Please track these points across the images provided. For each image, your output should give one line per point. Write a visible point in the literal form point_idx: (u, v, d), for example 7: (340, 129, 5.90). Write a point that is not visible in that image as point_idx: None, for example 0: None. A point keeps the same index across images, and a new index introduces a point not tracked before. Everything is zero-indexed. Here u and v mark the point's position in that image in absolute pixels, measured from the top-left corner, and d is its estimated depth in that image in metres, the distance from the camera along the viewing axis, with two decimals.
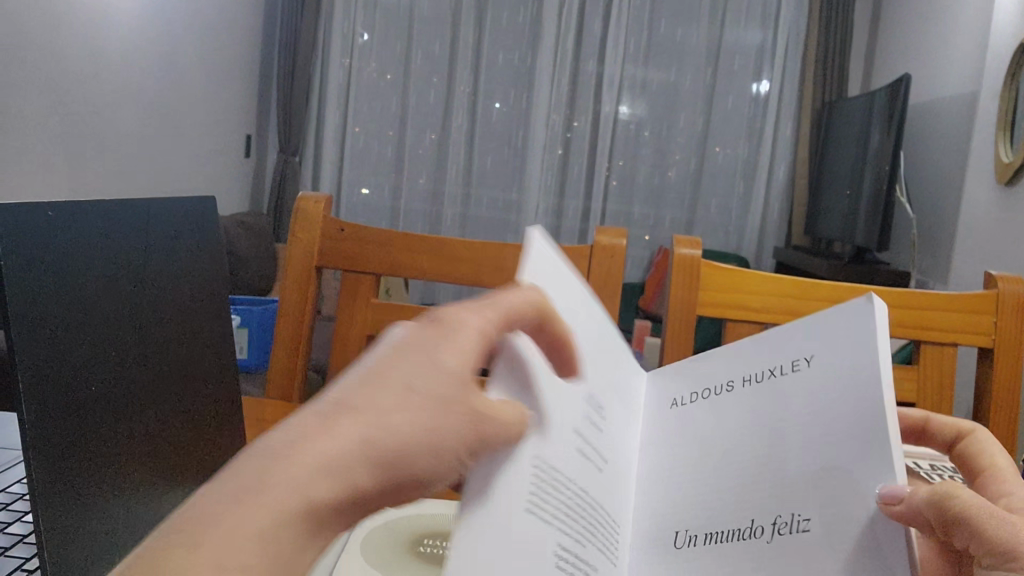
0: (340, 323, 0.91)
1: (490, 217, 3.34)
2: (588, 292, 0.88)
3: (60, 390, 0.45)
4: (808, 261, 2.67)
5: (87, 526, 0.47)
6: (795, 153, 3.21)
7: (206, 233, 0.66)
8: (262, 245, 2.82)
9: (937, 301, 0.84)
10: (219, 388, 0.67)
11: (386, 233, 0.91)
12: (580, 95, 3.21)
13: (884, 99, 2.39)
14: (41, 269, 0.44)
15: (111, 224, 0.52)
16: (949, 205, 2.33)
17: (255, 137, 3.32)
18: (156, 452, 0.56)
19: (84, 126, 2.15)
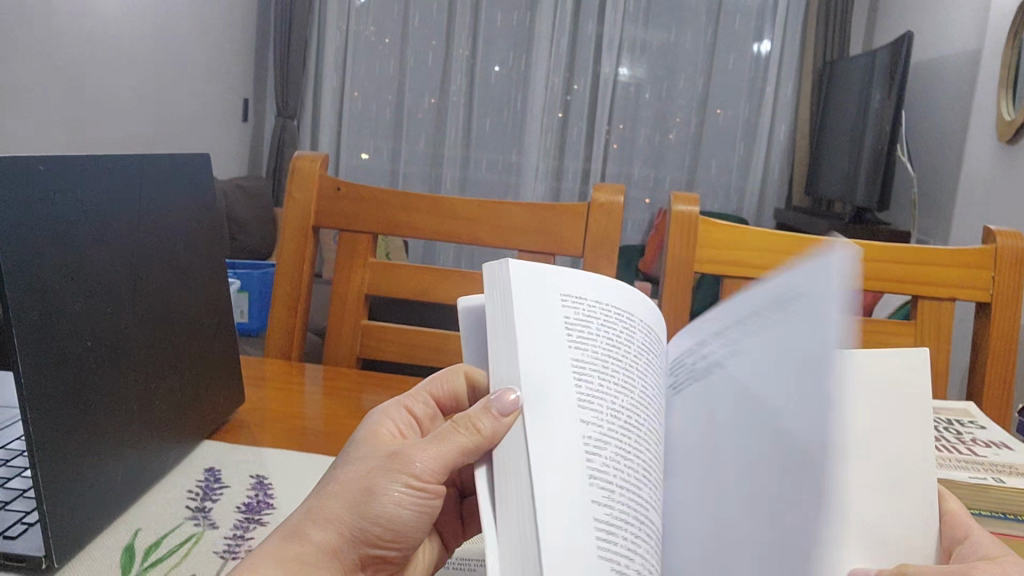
0: (338, 283, 0.91)
1: (489, 179, 3.33)
2: (584, 249, 0.87)
3: (56, 341, 0.45)
4: (808, 222, 2.67)
5: (85, 478, 0.47)
6: (796, 113, 3.19)
7: (198, 186, 0.65)
8: (263, 210, 2.82)
9: (934, 256, 0.84)
10: (215, 346, 0.67)
11: (383, 192, 0.90)
12: (580, 57, 3.18)
13: (886, 58, 2.37)
14: (30, 218, 0.44)
15: (100, 172, 0.51)
16: (950, 164, 2.32)
17: (252, 101, 3.30)
18: (153, 405, 0.56)
19: (79, 90, 2.13)
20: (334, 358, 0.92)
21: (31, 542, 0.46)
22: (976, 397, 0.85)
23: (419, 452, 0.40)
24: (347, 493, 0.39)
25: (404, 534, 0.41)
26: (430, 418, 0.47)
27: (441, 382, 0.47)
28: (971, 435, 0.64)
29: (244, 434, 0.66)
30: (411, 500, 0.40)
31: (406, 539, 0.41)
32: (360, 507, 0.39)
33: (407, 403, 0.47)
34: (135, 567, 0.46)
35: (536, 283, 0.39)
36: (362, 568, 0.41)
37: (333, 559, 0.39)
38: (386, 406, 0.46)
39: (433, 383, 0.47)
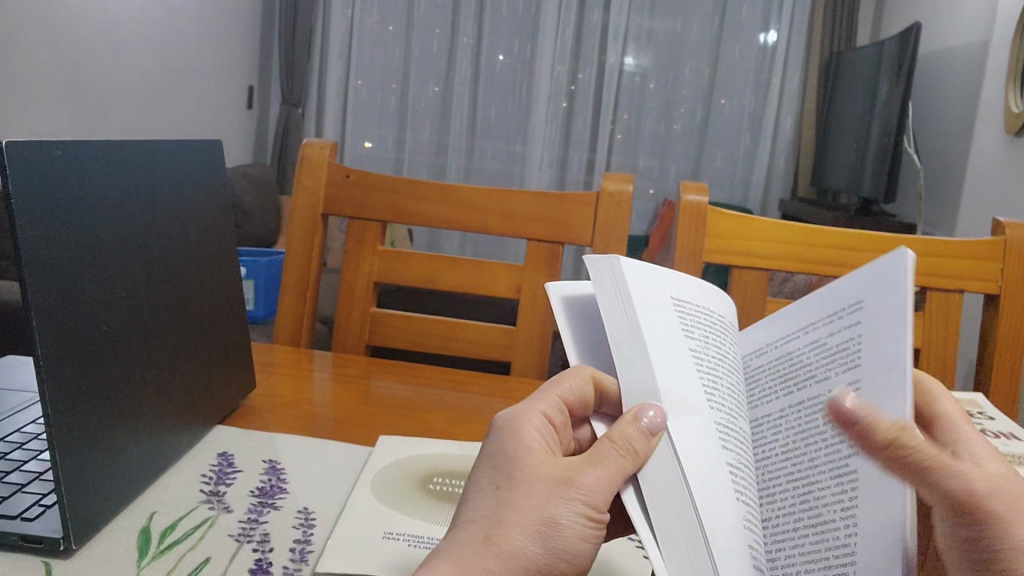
0: (347, 270, 0.91)
1: (493, 169, 3.32)
2: (593, 238, 0.88)
3: (72, 325, 0.46)
4: (814, 212, 2.67)
5: (102, 461, 0.48)
6: (802, 105, 3.18)
7: (211, 174, 0.65)
8: (267, 197, 2.82)
9: (942, 248, 0.84)
10: (227, 332, 0.67)
11: (393, 179, 0.90)
12: (585, 46, 3.17)
13: (893, 48, 2.36)
14: (48, 204, 0.44)
15: (115, 157, 0.51)
16: (956, 154, 2.31)
17: (256, 89, 3.30)
18: (167, 391, 0.56)
19: (85, 76, 2.13)
20: (342, 346, 0.92)
21: (47, 524, 0.46)
22: (985, 388, 0.85)
23: (586, 470, 0.36)
24: (525, 520, 0.35)
25: (580, 562, 0.37)
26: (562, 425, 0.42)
27: (576, 385, 0.41)
28: (980, 426, 0.64)
29: (254, 419, 0.67)
30: (587, 525, 0.36)
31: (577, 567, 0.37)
32: (541, 538, 0.35)
33: (540, 407, 0.40)
34: (150, 550, 0.47)
35: (646, 281, 0.38)
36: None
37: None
38: (515, 413, 0.40)
39: (564, 385, 0.41)
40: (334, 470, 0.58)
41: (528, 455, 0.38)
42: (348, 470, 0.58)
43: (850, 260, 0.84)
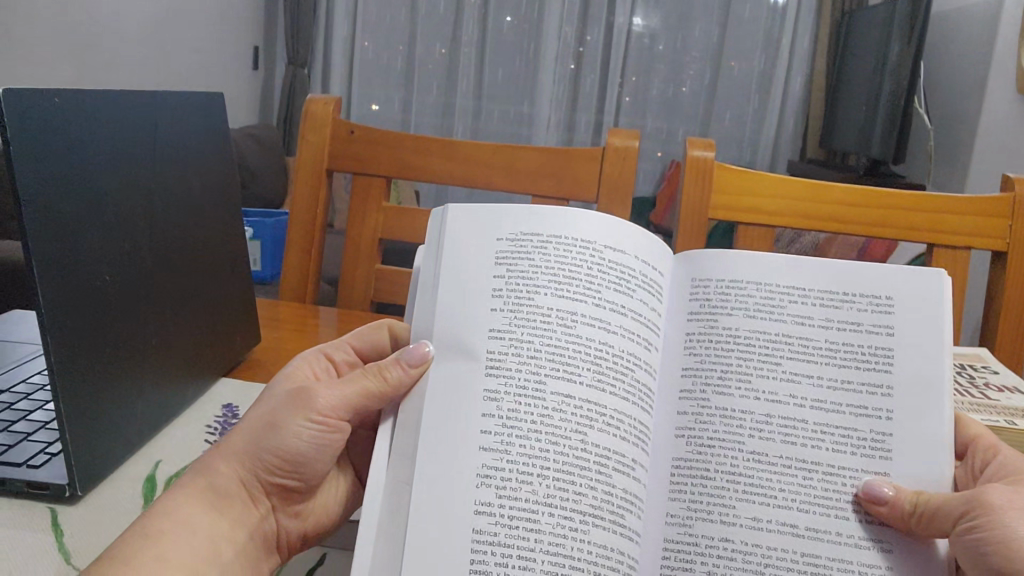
0: (352, 228, 0.91)
1: (500, 130, 3.31)
2: (598, 194, 0.87)
3: (73, 276, 0.46)
4: (823, 174, 2.65)
5: (107, 410, 0.48)
6: (813, 64, 3.13)
7: (213, 128, 0.65)
8: (273, 157, 2.81)
9: (949, 204, 0.83)
10: (231, 286, 0.67)
11: (397, 135, 0.90)
12: (594, 7, 3.12)
13: (906, 7, 2.32)
14: (47, 156, 0.44)
15: (116, 109, 0.51)
16: (967, 116, 2.28)
17: (261, 50, 3.28)
18: (171, 344, 0.56)
19: (89, 37, 2.11)
20: (347, 302, 0.93)
21: (54, 471, 0.46)
22: (990, 345, 0.85)
23: (322, 391, 0.47)
24: (259, 427, 0.47)
25: (308, 466, 0.48)
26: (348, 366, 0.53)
27: (366, 335, 0.54)
28: (984, 379, 0.64)
29: (260, 372, 0.67)
30: (313, 434, 0.47)
31: (307, 471, 0.49)
32: (262, 440, 0.47)
33: (328, 351, 0.53)
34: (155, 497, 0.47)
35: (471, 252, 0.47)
36: (267, 495, 0.48)
37: (241, 482, 0.47)
38: (307, 353, 0.52)
39: (357, 336, 0.54)
40: None
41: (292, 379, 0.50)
42: None
43: (856, 216, 0.83)
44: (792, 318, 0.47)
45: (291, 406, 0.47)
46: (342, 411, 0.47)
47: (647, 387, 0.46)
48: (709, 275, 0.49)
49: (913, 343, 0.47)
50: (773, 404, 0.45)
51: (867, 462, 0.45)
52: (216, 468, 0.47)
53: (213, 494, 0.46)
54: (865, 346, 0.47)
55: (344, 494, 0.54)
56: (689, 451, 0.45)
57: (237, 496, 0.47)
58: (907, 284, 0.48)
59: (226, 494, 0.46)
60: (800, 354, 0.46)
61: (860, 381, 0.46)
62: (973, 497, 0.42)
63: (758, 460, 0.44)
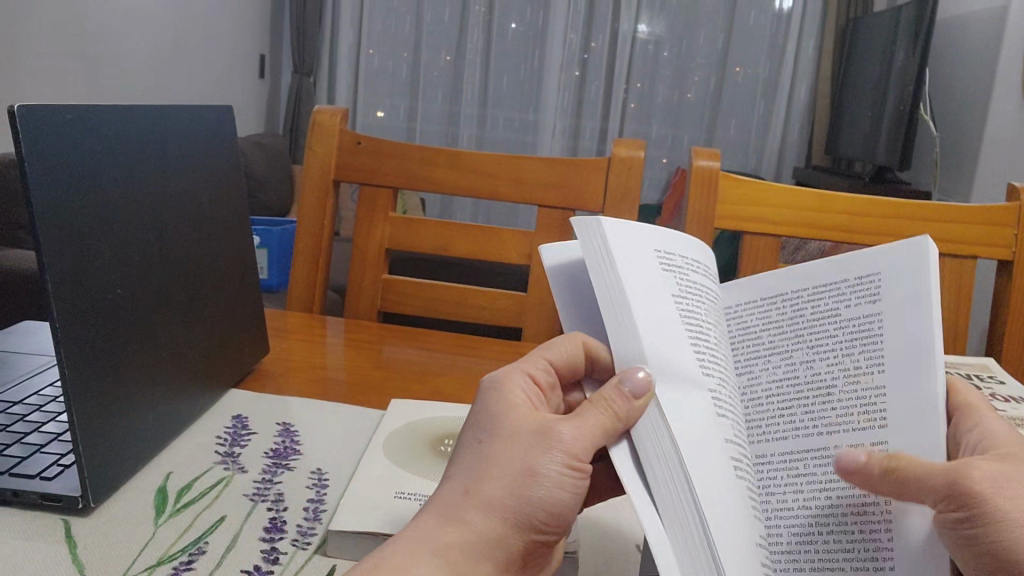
0: (359, 237, 0.92)
1: (506, 137, 3.31)
2: (604, 204, 0.87)
3: (87, 291, 0.46)
4: (829, 181, 2.65)
5: (118, 421, 0.49)
6: (817, 72, 3.14)
7: (222, 141, 0.66)
8: (280, 166, 2.82)
9: (954, 212, 0.83)
10: (240, 301, 0.67)
11: (404, 146, 0.90)
12: (598, 14, 3.13)
13: (911, 13, 2.32)
14: (64, 174, 0.45)
15: (129, 123, 0.52)
16: (972, 122, 2.29)
17: (267, 58, 3.29)
18: (181, 356, 0.57)
19: (96, 47, 2.13)
20: (355, 312, 0.93)
21: (67, 483, 0.47)
22: (995, 353, 0.85)
23: (565, 424, 0.36)
24: (503, 469, 0.35)
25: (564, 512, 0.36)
26: (549, 389, 0.41)
27: (557, 347, 0.41)
28: (990, 390, 0.64)
29: (269, 383, 0.67)
30: (572, 476, 0.35)
31: (563, 517, 0.37)
32: (521, 488, 0.34)
33: (529, 370, 0.41)
34: (168, 508, 0.48)
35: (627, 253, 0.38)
36: (520, 552, 0.36)
37: (500, 546, 0.34)
38: (501, 379, 0.40)
39: (546, 350, 0.41)
40: (348, 439, 0.58)
41: (514, 415, 0.37)
42: (360, 431, 0.59)
43: (861, 226, 0.83)
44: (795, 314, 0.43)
45: (533, 445, 0.36)
46: (591, 448, 0.36)
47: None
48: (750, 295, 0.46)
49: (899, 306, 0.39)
50: (785, 403, 0.41)
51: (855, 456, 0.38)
52: (459, 529, 0.34)
53: (468, 567, 0.33)
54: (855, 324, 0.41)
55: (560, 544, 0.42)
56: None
57: (492, 563, 0.34)
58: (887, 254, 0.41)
59: (483, 563, 0.34)
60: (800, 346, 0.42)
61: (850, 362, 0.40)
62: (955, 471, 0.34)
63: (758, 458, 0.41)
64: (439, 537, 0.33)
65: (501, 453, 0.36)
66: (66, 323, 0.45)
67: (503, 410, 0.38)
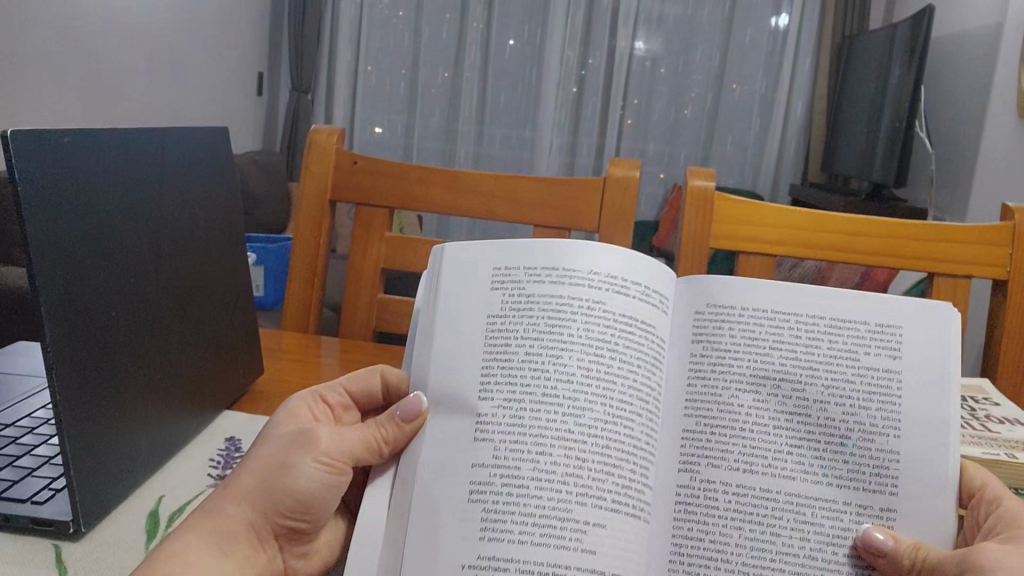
0: (355, 257, 0.92)
1: (503, 154, 3.32)
2: (600, 224, 0.88)
3: (80, 313, 0.46)
4: (825, 198, 2.66)
5: (110, 445, 0.48)
6: (814, 90, 3.15)
7: (218, 162, 0.66)
8: (277, 183, 2.83)
9: (949, 233, 0.83)
10: (234, 321, 0.67)
11: (399, 166, 0.90)
12: (595, 31, 3.15)
13: (907, 32, 2.34)
14: (58, 198, 0.45)
15: (123, 146, 0.52)
16: (967, 140, 2.30)
17: (265, 75, 3.30)
18: (174, 378, 0.57)
19: (94, 64, 2.13)
20: (350, 331, 0.93)
21: (58, 507, 0.47)
22: (990, 373, 0.85)
23: (325, 434, 0.44)
24: (262, 468, 0.43)
25: (319, 508, 0.44)
26: (343, 409, 0.50)
27: (358, 377, 0.50)
28: (985, 412, 0.64)
29: (263, 404, 0.67)
30: (321, 476, 0.43)
31: (316, 513, 0.44)
32: (274, 480, 0.43)
33: (324, 392, 0.49)
34: (158, 533, 0.47)
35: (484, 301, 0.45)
36: (274, 538, 0.44)
37: (250, 527, 0.42)
38: (302, 393, 0.48)
39: (350, 377, 0.50)
40: None
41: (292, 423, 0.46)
42: None
43: (857, 245, 0.83)
44: (802, 340, 0.45)
45: (300, 446, 0.43)
46: (350, 455, 0.44)
47: (623, 397, 0.41)
48: (736, 303, 0.46)
49: (923, 373, 0.44)
50: (793, 439, 0.44)
51: (867, 509, 0.43)
52: (222, 516, 0.42)
53: (221, 544, 0.41)
54: (874, 376, 0.44)
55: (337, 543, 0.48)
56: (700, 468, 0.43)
57: (242, 541, 0.42)
58: (908, 313, 0.45)
59: (231, 539, 0.42)
60: (810, 382, 0.44)
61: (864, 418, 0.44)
62: (969, 555, 0.40)
63: (752, 478, 0.43)
64: (202, 519, 0.42)
65: (271, 450, 0.44)
66: (59, 345, 0.44)
67: (287, 417, 0.46)
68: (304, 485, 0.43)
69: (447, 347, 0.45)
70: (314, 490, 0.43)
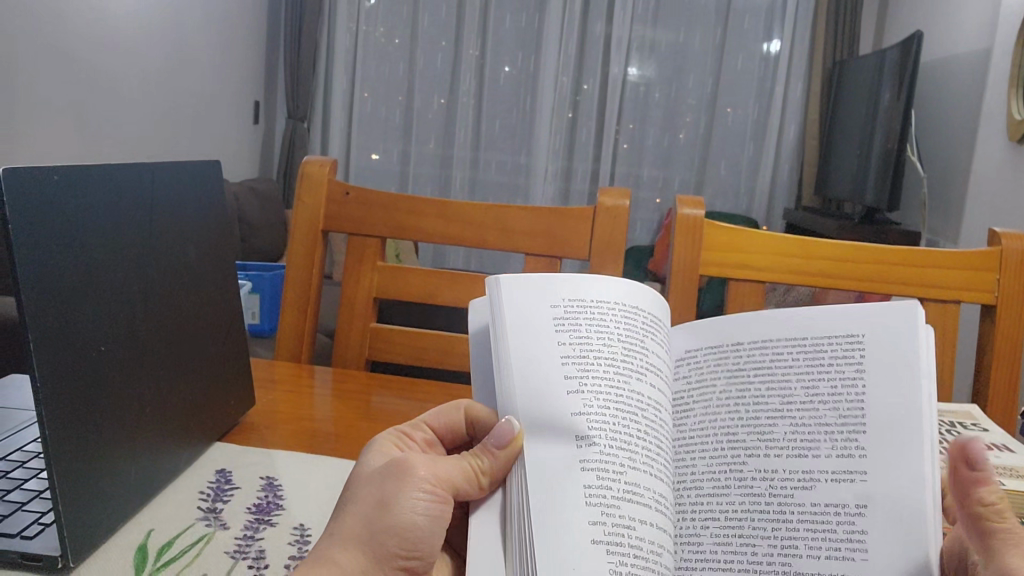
0: (348, 287, 0.92)
1: (499, 180, 3.33)
2: (590, 252, 0.88)
3: (68, 349, 0.46)
4: (818, 222, 2.67)
5: (99, 484, 0.49)
6: (806, 114, 3.18)
7: (211, 196, 0.67)
8: (273, 212, 2.84)
9: (936, 258, 0.84)
10: (227, 355, 0.68)
11: (390, 196, 0.91)
12: (588, 57, 3.18)
13: (896, 55, 2.36)
14: (47, 231, 0.45)
15: (112, 183, 0.52)
16: (958, 163, 2.31)
17: (262, 103, 3.32)
18: (163, 410, 0.57)
19: (92, 94, 2.16)
20: (343, 360, 0.94)
21: (47, 542, 0.47)
22: (981, 398, 0.85)
23: (421, 463, 0.42)
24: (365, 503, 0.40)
25: (430, 544, 0.41)
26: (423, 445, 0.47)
27: (442, 415, 0.48)
28: (974, 438, 0.64)
29: (255, 436, 0.67)
30: (427, 501, 0.41)
31: (428, 545, 0.41)
32: (379, 515, 0.40)
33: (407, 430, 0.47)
34: (147, 567, 0.48)
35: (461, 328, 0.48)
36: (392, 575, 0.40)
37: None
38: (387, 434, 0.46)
39: (431, 420, 0.48)
40: (326, 492, 0.58)
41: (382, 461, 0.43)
42: (340, 484, 0.59)
43: (845, 271, 0.84)
44: None
45: (396, 477, 0.41)
46: (447, 478, 0.41)
47: None
48: None
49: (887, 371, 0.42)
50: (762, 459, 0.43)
51: (841, 507, 0.40)
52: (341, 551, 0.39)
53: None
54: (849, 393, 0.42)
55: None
56: (688, 506, 0.43)
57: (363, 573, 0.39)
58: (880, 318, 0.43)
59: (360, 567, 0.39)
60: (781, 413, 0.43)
61: (829, 443, 0.42)
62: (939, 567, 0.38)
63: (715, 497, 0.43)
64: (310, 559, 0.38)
65: (371, 486, 0.41)
66: (49, 384, 0.45)
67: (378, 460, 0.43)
68: (404, 514, 0.40)
69: None
70: (417, 521, 0.40)
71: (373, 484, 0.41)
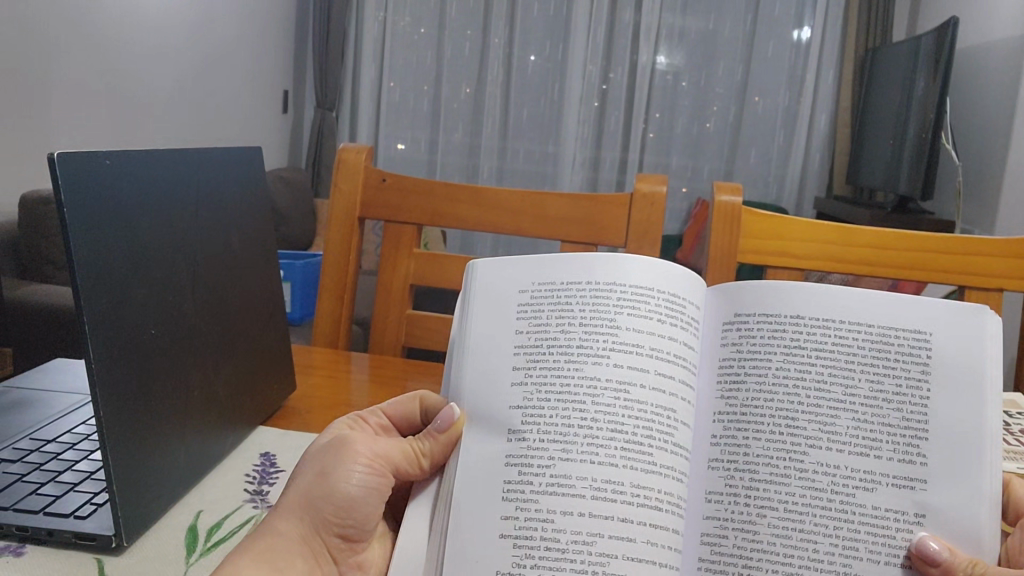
0: (384, 274, 0.93)
1: (527, 169, 3.33)
2: (627, 240, 0.88)
3: (118, 331, 0.47)
4: (850, 211, 2.64)
5: (151, 464, 0.49)
6: (837, 101, 3.14)
7: (251, 181, 0.67)
8: (303, 201, 2.86)
9: (978, 246, 0.82)
10: (269, 339, 0.68)
11: (426, 182, 0.91)
12: (616, 46, 3.16)
13: (931, 41, 2.33)
14: (98, 212, 0.46)
15: (158, 168, 0.53)
16: (994, 152, 2.28)
17: (291, 93, 3.34)
18: (210, 392, 0.57)
19: (125, 86, 2.18)
20: (379, 347, 0.94)
21: (101, 522, 0.48)
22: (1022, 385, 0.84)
23: (361, 444, 0.46)
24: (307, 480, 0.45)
25: (363, 516, 0.45)
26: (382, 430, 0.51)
27: (398, 403, 0.51)
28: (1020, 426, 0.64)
29: (296, 420, 0.68)
30: (363, 479, 0.45)
31: (362, 519, 0.45)
32: (316, 490, 0.44)
33: (363, 415, 0.51)
34: (198, 547, 0.48)
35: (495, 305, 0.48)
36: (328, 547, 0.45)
37: (304, 543, 0.44)
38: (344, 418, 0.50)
39: (390, 404, 0.52)
40: None
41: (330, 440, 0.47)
42: None
43: (886, 258, 0.83)
44: (837, 348, 0.44)
45: (337, 454, 0.45)
46: (385, 457, 0.46)
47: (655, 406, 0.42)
48: (763, 310, 0.45)
49: (955, 379, 0.43)
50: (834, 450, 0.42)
51: (900, 513, 0.42)
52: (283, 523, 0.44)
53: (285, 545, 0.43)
54: (911, 396, 0.43)
55: (389, 556, 0.48)
56: (744, 491, 0.42)
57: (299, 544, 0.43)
58: (950, 324, 0.44)
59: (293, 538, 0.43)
60: (844, 407, 0.43)
61: (891, 445, 0.43)
62: None
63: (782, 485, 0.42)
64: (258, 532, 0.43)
65: (317, 462, 0.45)
66: (103, 366, 0.45)
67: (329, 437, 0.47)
68: (341, 491, 0.44)
69: (483, 368, 0.46)
70: (352, 497, 0.45)
71: (315, 461, 0.46)
